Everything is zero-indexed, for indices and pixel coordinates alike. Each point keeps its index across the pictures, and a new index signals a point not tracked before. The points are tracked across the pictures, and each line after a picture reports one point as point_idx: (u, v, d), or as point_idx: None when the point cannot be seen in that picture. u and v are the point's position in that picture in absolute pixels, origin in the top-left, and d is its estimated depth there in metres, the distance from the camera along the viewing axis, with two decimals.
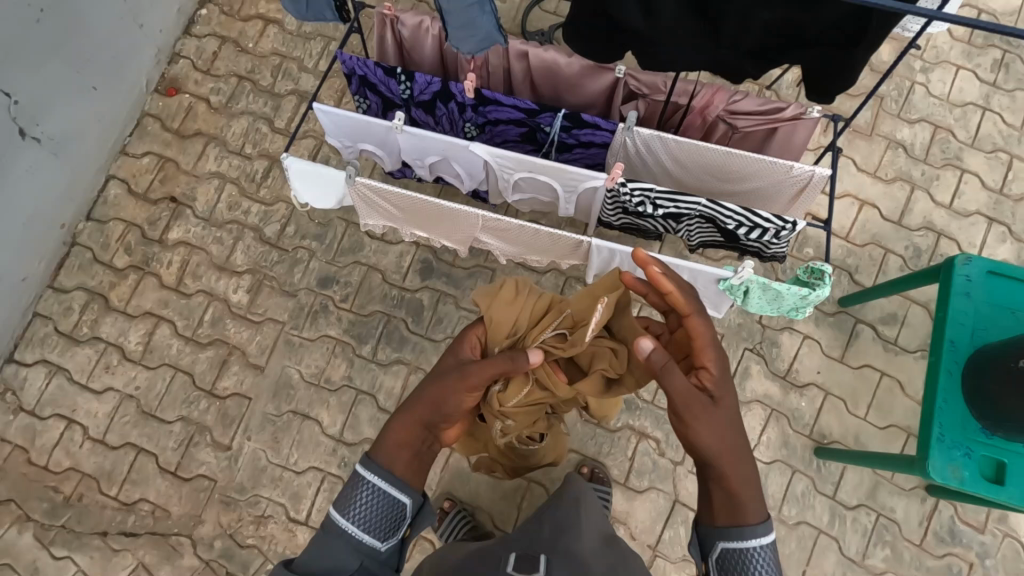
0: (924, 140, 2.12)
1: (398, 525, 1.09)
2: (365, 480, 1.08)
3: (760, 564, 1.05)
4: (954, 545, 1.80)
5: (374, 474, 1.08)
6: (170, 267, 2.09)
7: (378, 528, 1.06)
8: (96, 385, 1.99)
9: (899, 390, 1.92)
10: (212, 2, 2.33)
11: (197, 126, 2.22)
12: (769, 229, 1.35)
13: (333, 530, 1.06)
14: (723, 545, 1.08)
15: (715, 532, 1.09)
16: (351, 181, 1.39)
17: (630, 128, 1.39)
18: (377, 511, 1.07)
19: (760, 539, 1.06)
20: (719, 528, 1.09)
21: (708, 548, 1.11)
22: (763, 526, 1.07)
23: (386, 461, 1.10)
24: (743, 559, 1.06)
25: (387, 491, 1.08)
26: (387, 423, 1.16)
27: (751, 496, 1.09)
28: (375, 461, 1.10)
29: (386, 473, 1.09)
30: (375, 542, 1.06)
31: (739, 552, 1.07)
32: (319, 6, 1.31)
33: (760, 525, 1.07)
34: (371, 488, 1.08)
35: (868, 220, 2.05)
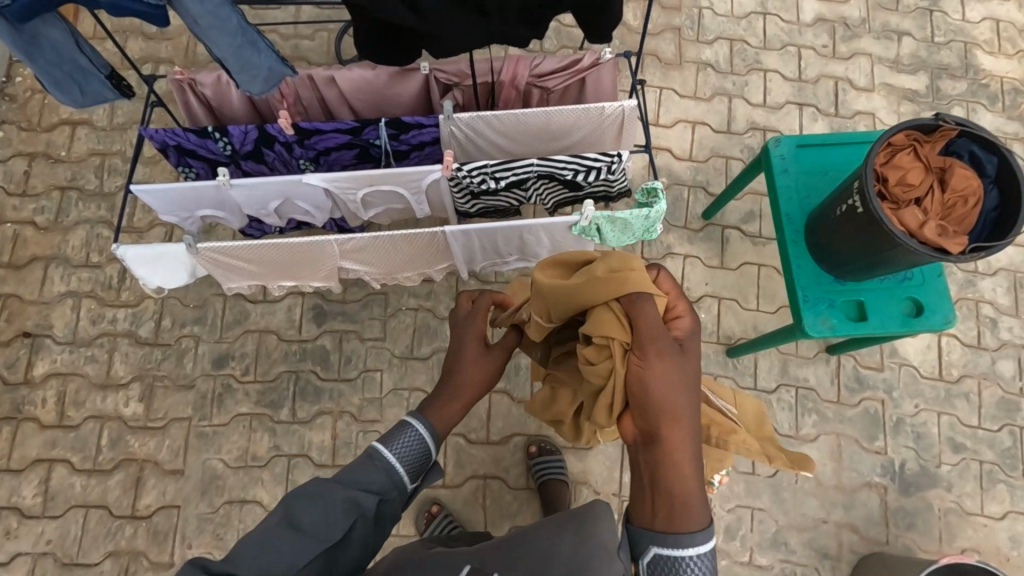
0: (725, 56, 2.34)
1: (422, 472, 1.13)
2: (412, 426, 1.12)
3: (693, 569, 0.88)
4: (865, 390, 1.99)
5: (420, 420, 1.13)
6: (47, 404, 1.92)
7: (411, 467, 1.10)
8: (1, 556, 1.80)
9: (777, 275, 2.11)
10: (6, 122, 2.18)
11: (30, 252, 2.06)
12: (601, 167, 1.44)
13: (374, 458, 1.07)
14: (657, 550, 0.89)
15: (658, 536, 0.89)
16: (193, 249, 1.35)
17: (450, 116, 1.44)
18: (415, 455, 1.11)
19: (698, 547, 0.88)
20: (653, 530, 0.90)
21: (640, 550, 0.91)
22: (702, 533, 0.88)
23: (436, 409, 1.16)
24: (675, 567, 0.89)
25: (426, 438, 1.13)
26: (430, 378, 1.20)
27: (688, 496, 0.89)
28: (428, 411, 1.15)
29: (431, 419, 1.15)
30: (405, 479, 1.09)
31: (672, 559, 0.89)
32: (97, 88, 1.28)
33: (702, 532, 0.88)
34: (416, 431, 1.12)
35: (703, 137, 2.24)
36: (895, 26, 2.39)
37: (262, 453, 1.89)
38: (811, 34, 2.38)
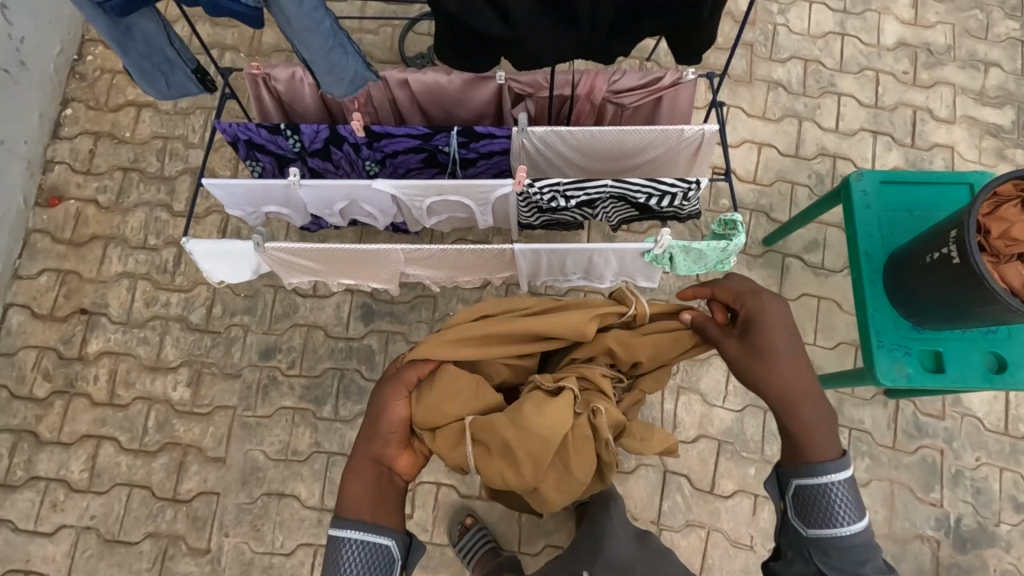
0: (799, 76, 2.25)
1: (391, 566, 1.02)
2: (342, 541, 1.00)
3: (839, 499, 0.99)
4: (923, 437, 1.91)
5: (348, 529, 1.01)
6: (98, 382, 1.96)
7: (371, 574, 1.00)
8: (47, 528, 1.84)
9: (837, 309, 2.03)
10: (75, 100, 2.22)
11: (91, 231, 2.10)
12: (677, 193, 1.39)
13: None
14: (798, 482, 1.02)
15: (794, 469, 1.02)
16: (261, 249, 1.35)
17: (524, 129, 1.41)
18: (363, 562, 1.00)
19: (833, 475, 0.99)
20: (790, 468, 1.03)
21: (784, 486, 1.04)
22: (841, 462, 1.00)
23: (358, 512, 1.03)
24: (822, 498, 0.99)
25: (366, 539, 1.01)
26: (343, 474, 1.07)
27: (827, 437, 1.02)
28: (349, 518, 1.02)
29: (358, 519, 1.02)
30: None
31: (818, 489, 1.00)
32: (181, 81, 1.29)
33: (837, 462, 1.00)
34: (352, 543, 1.00)
35: (769, 160, 2.16)
36: (982, 56, 2.27)
37: (302, 448, 1.90)
38: (891, 59, 2.27)
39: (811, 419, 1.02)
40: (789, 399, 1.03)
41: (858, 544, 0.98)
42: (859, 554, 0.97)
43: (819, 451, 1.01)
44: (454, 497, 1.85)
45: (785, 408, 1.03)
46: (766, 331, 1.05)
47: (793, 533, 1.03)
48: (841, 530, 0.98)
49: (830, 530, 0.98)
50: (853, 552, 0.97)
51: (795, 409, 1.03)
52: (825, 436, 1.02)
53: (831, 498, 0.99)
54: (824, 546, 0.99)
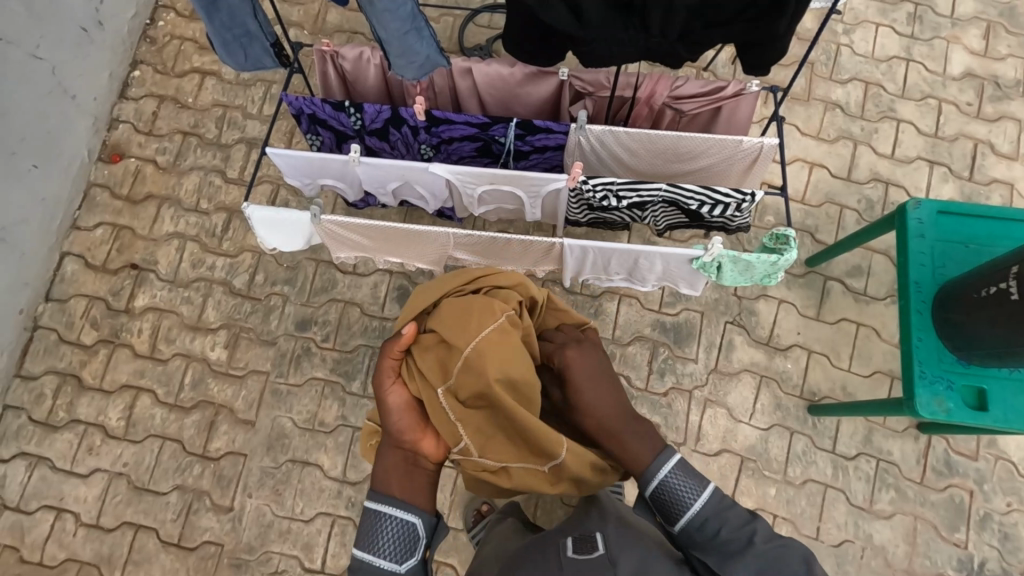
0: (858, 98, 2.21)
1: (417, 543, 1.10)
2: (376, 514, 1.10)
3: (680, 488, 1.08)
4: (953, 476, 1.87)
5: (386, 504, 1.10)
6: (141, 335, 2.03)
7: (397, 549, 1.08)
8: (81, 469, 1.92)
9: (875, 336, 1.99)
10: (144, 62, 2.30)
11: (147, 189, 2.18)
12: (730, 203, 1.39)
13: (359, 569, 1.07)
14: (650, 486, 1.09)
15: (640, 477, 1.10)
16: (316, 220, 1.38)
17: (582, 126, 1.42)
18: (395, 536, 1.09)
19: (661, 470, 1.09)
20: (636, 482, 1.12)
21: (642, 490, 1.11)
22: (663, 453, 1.11)
23: (391, 487, 1.12)
24: (667, 491, 1.08)
25: (396, 515, 1.09)
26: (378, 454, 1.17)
27: (645, 441, 1.12)
28: (383, 492, 1.12)
29: (391, 497, 1.11)
30: (393, 565, 1.07)
31: (658, 488, 1.09)
32: (258, 54, 1.35)
33: (660, 459, 1.10)
34: (386, 517, 1.10)
35: (819, 180, 2.13)
36: None
37: (329, 420, 1.94)
38: (956, 89, 2.22)
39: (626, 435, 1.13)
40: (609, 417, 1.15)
41: (711, 516, 1.05)
42: (716, 525, 1.04)
43: (644, 458, 1.11)
44: None
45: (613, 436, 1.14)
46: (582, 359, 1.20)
47: (667, 532, 1.09)
48: (692, 509, 1.06)
49: (683, 516, 1.06)
50: (710, 532, 1.04)
51: (616, 426, 1.14)
52: (646, 438, 1.13)
53: (671, 489, 1.08)
54: (690, 534, 1.05)
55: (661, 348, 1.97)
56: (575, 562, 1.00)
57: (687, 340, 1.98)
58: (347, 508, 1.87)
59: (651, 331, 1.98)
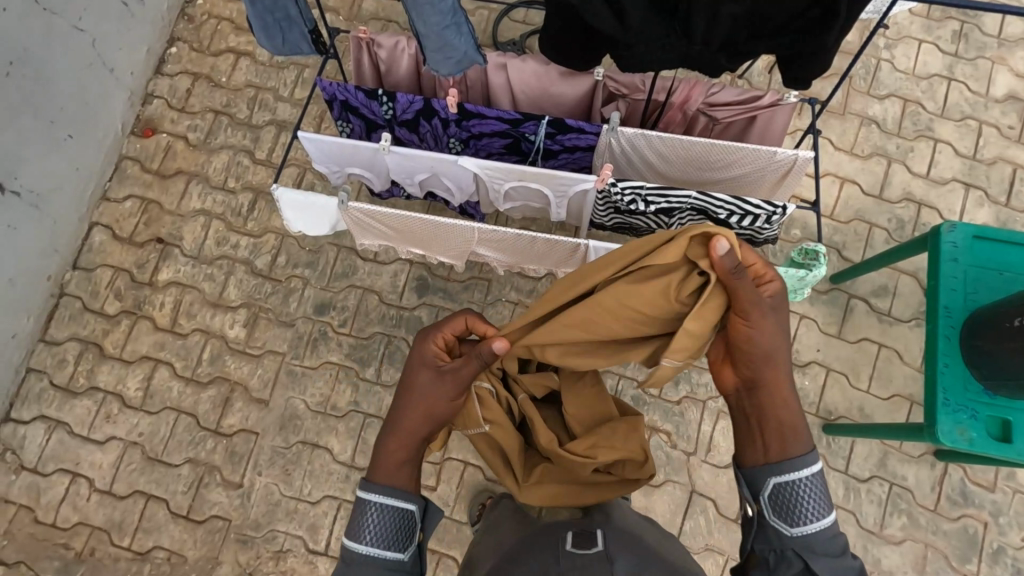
0: (895, 115, 2.17)
1: (412, 532, 1.08)
2: (367, 503, 1.06)
3: (811, 496, 1.02)
4: (968, 506, 1.83)
5: (376, 494, 1.07)
6: (163, 309, 2.06)
7: (393, 539, 1.05)
8: (98, 436, 1.95)
9: (897, 359, 1.96)
10: (181, 39, 2.32)
11: (177, 165, 2.20)
12: (760, 215, 1.37)
13: (354, 561, 1.03)
14: (775, 480, 1.04)
15: (772, 467, 1.05)
16: (342, 206, 1.39)
17: (614, 128, 1.40)
18: (387, 526, 1.06)
19: (810, 468, 1.04)
20: (762, 465, 1.06)
21: (758, 487, 1.06)
22: (812, 455, 1.05)
23: (385, 477, 1.09)
24: (794, 493, 1.03)
25: (389, 504, 1.06)
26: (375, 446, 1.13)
27: (798, 431, 1.07)
28: (376, 481, 1.09)
29: (381, 486, 1.08)
30: (395, 553, 1.05)
31: (788, 485, 1.04)
32: (295, 39, 1.36)
33: (810, 455, 1.05)
34: (377, 508, 1.06)
35: (850, 197, 2.09)
36: None
37: (341, 404, 1.96)
38: (998, 111, 2.17)
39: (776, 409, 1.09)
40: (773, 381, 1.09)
41: (830, 539, 1.01)
42: (834, 554, 1.00)
43: (795, 445, 1.06)
44: (479, 479, 1.88)
45: (772, 397, 1.09)
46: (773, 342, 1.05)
47: (770, 532, 1.04)
48: (813, 525, 1.01)
49: (802, 525, 1.01)
50: (831, 546, 1.00)
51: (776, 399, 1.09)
52: (797, 433, 1.07)
53: (801, 494, 1.03)
54: (809, 544, 1.00)
55: None
56: (573, 556, 0.99)
57: None
58: (354, 493, 1.89)
59: None
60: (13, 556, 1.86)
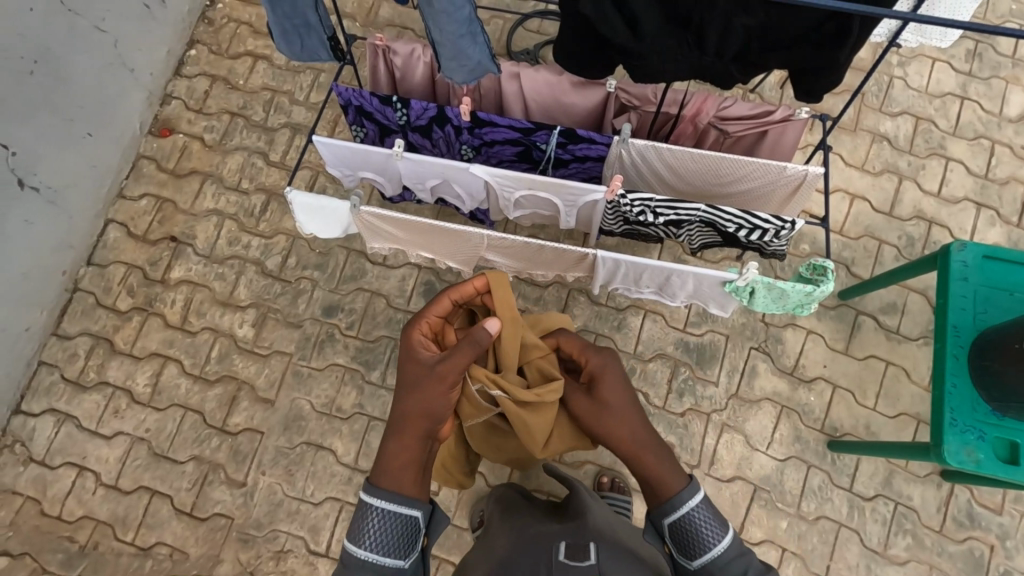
0: (907, 133, 2.16)
1: (417, 538, 1.11)
2: (371, 507, 1.09)
3: (698, 526, 1.10)
4: (974, 529, 1.81)
5: (380, 498, 1.09)
6: (174, 306, 2.09)
7: (397, 547, 1.08)
8: (105, 431, 1.97)
9: (905, 377, 1.94)
10: (200, 41, 2.36)
11: (192, 165, 2.24)
12: (769, 229, 1.37)
13: (356, 564, 1.06)
14: (666, 521, 1.13)
15: (661, 510, 1.13)
16: (355, 210, 1.40)
17: (625, 140, 1.41)
18: (392, 531, 1.08)
19: (689, 503, 1.11)
20: (656, 509, 1.14)
21: (659, 528, 1.15)
22: (690, 490, 1.12)
23: (391, 482, 1.11)
24: (686, 529, 1.11)
25: (395, 510, 1.09)
26: (381, 447, 1.15)
27: (671, 471, 1.14)
28: (382, 486, 1.10)
29: (389, 491, 1.10)
30: (398, 561, 1.07)
31: (677, 523, 1.12)
32: (314, 46, 1.38)
33: (688, 489, 1.12)
34: (380, 513, 1.08)
35: (860, 213, 2.09)
36: None
37: (346, 406, 1.97)
38: (1011, 131, 2.16)
39: (644, 451, 1.17)
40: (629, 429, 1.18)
41: (732, 559, 1.08)
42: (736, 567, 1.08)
43: (671, 486, 1.13)
44: (481, 485, 1.88)
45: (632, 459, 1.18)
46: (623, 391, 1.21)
47: (680, 566, 1.13)
48: (714, 550, 1.09)
49: (702, 556, 1.09)
50: (733, 567, 1.08)
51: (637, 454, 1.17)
52: (671, 471, 1.15)
53: (691, 527, 1.10)
54: (707, 571, 1.09)
55: (682, 366, 1.95)
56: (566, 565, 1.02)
57: (709, 362, 1.95)
58: (356, 495, 1.90)
59: (673, 350, 1.96)
60: (18, 547, 1.87)
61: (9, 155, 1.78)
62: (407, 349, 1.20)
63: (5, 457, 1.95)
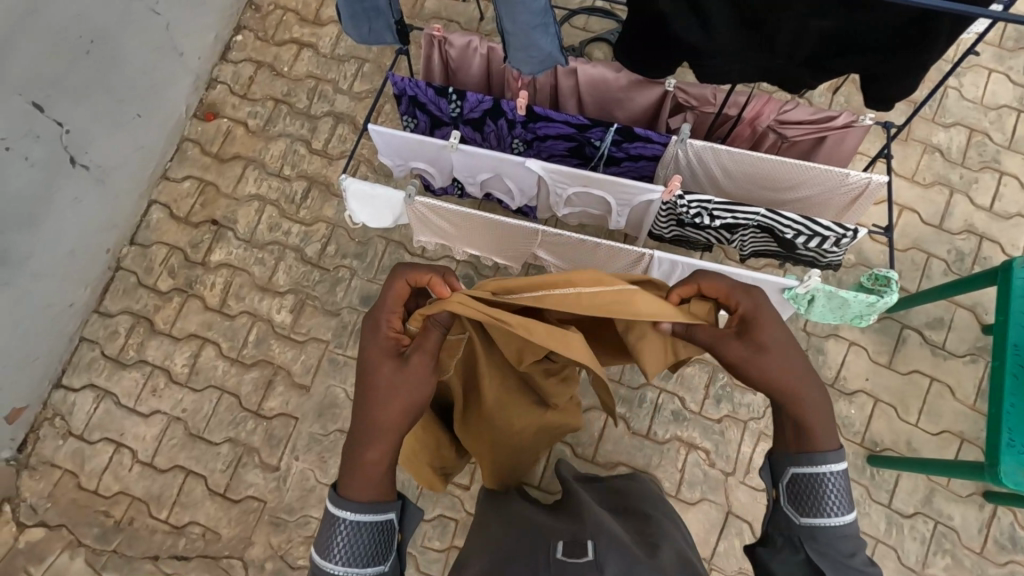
0: (960, 145, 2.12)
1: (391, 539, 1.02)
2: (338, 519, 0.98)
3: (832, 490, 1.00)
4: (1016, 552, 1.77)
5: (347, 511, 0.98)
6: (213, 289, 2.10)
7: (372, 553, 0.99)
8: (143, 409, 2.00)
9: (949, 394, 1.90)
10: (247, 27, 2.38)
11: (235, 150, 2.25)
12: (829, 237, 1.34)
13: None
14: (795, 470, 1.03)
15: (796, 458, 1.03)
16: (409, 200, 1.40)
17: (684, 140, 1.39)
18: (364, 541, 0.98)
19: (831, 465, 1.00)
20: (789, 454, 1.04)
21: (779, 475, 1.06)
22: (837, 453, 1.01)
23: (360, 494, 1.00)
24: (817, 486, 1.00)
25: (364, 520, 0.98)
26: (344, 455, 1.03)
27: (826, 428, 1.02)
28: (351, 498, 0.99)
29: (357, 504, 0.99)
30: (376, 566, 0.99)
31: (811, 477, 1.01)
32: (379, 30, 1.38)
33: (835, 453, 1.01)
34: (350, 525, 0.98)
35: (908, 224, 2.05)
36: None
37: None
38: None
39: (807, 403, 1.03)
40: (785, 379, 1.02)
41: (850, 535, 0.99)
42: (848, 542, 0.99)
43: (821, 441, 1.02)
44: None
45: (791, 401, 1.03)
46: (765, 326, 1.04)
47: (782, 519, 1.04)
48: (833, 520, 0.99)
49: (817, 517, 0.99)
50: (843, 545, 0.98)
51: (797, 399, 1.02)
52: (825, 429, 1.02)
53: (824, 489, 1.00)
54: (813, 533, 0.99)
55: (720, 373, 1.92)
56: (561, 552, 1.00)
57: None
58: None
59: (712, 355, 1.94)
60: (56, 519, 1.90)
61: (63, 132, 1.81)
62: (375, 350, 1.07)
63: (45, 430, 1.98)
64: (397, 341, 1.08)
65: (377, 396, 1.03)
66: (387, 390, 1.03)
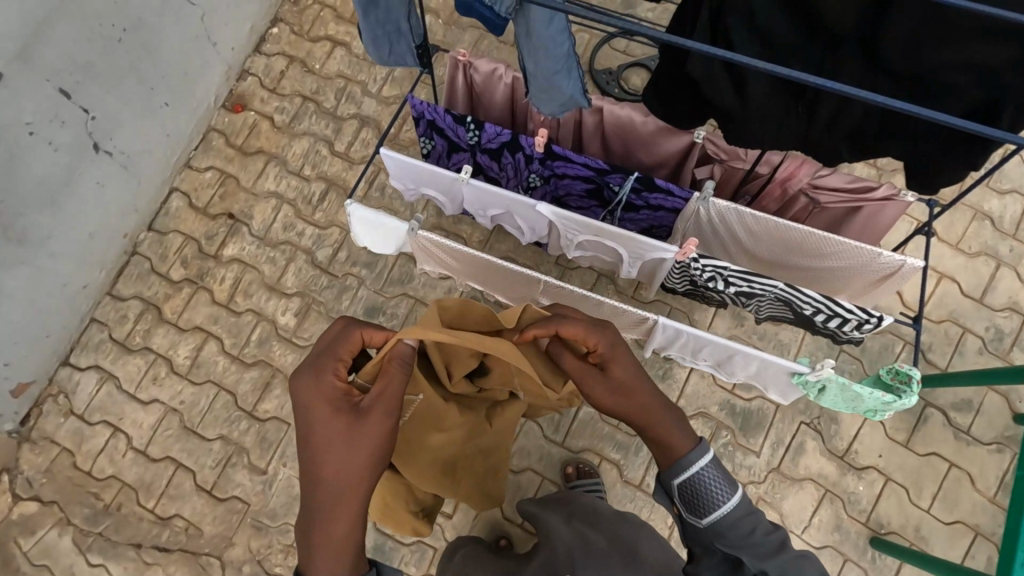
0: (1014, 214, 1.97)
1: None
2: None
3: (712, 483, 1.06)
4: None
5: None
6: (222, 284, 2.11)
7: None
8: (143, 396, 2.02)
9: (967, 482, 1.78)
10: (283, 20, 2.36)
11: (259, 144, 2.24)
12: (850, 320, 1.25)
13: None
14: (676, 482, 1.08)
15: (671, 469, 1.08)
16: (412, 233, 1.36)
17: (706, 198, 1.31)
18: None
19: (700, 462, 1.07)
20: (665, 470, 1.10)
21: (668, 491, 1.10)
22: (701, 448, 1.08)
23: (328, 567, 0.99)
24: (697, 486, 1.06)
25: None
26: (308, 530, 1.02)
27: (677, 433, 1.10)
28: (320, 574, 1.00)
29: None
30: None
31: (689, 483, 1.07)
32: (401, 52, 1.33)
33: (698, 449, 1.08)
34: None
35: (946, 294, 1.92)
36: None
37: None
38: None
39: (654, 416, 1.12)
40: (627, 402, 1.13)
41: (748, 517, 1.04)
42: (750, 524, 1.03)
43: (679, 446, 1.09)
44: (496, 514, 1.83)
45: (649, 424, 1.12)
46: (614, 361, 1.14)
47: (691, 529, 1.07)
48: (725, 509, 1.04)
49: (712, 514, 1.04)
50: (759, 538, 1.03)
51: (650, 423, 1.12)
52: (680, 432, 1.10)
53: (703, 485, 1.06)
54: (720, 531, 1.03)
55: (724, 430, 1.84)
56: None
57: (754, 430, 1.84)
58: None
59: (717, 411, 1.86)
60: (50, 495, 1.94)
61: (89, 119, 1.81)
62: (314, 402, 1.05)
63: (49, 406, 2.02)
64: (346, 391, 1.06)
65: (334, 456, 1.01)
66: (344, 446, 1.01)
